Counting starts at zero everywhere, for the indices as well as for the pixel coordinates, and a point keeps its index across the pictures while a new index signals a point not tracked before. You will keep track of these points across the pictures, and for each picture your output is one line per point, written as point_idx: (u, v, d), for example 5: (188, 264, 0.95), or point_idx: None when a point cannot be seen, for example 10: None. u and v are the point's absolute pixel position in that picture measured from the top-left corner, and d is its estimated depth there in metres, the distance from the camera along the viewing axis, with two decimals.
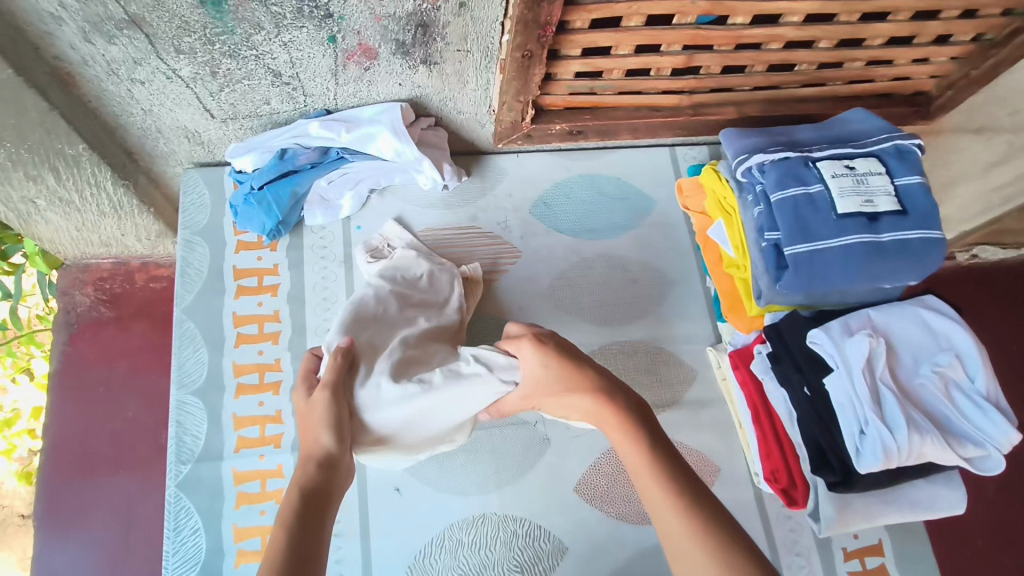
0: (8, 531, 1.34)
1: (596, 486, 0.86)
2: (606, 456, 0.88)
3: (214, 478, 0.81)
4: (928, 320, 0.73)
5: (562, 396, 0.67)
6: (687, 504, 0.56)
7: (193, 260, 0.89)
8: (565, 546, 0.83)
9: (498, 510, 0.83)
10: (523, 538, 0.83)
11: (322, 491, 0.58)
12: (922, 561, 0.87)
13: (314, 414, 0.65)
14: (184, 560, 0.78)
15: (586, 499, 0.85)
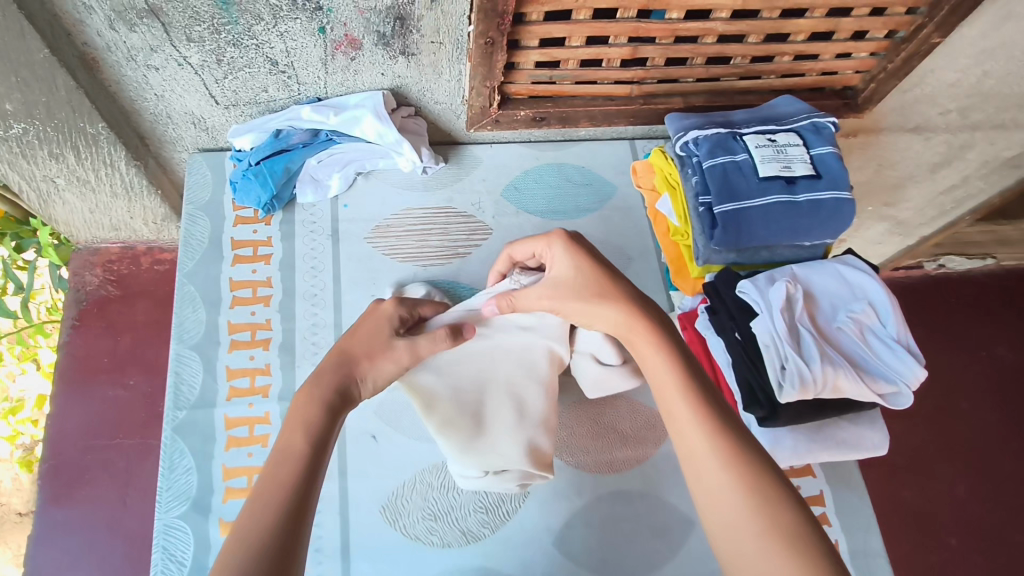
0: (5, 527, 1.40)
1: (557, 438, 0.94)
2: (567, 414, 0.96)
3: (207, 423, 0.88)
4: (844, 273, 0.82)
5: (589, 313, 0.75)
6: (687, 400, 0.63)
7: (195, 232, 0.99)
8: (527, 491, 0.90)
9: None
10: None
11: (337, 412, 0.66)
12: (862, 511, 0.94)
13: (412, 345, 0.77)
14: (176, 496, 0.84)
15: None
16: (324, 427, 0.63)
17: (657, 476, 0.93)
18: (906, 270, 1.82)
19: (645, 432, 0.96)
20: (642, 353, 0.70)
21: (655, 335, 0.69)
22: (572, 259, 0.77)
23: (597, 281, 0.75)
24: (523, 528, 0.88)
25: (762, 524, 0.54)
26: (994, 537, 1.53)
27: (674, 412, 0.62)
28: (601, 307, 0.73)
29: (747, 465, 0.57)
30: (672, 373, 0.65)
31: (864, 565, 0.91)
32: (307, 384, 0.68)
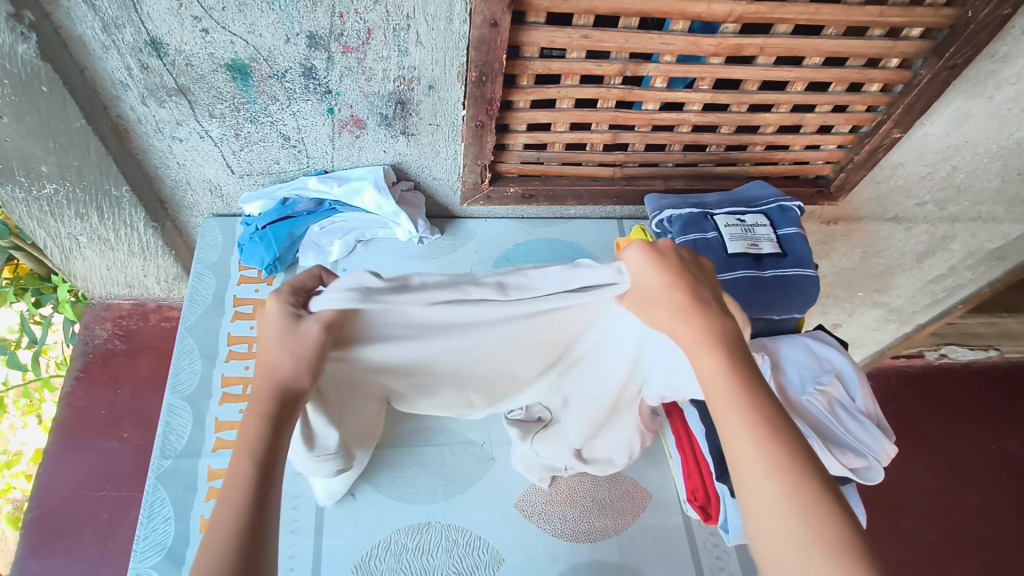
0: None
1: (534, 504, 0.94)
2: (545, 478, 0.97)
3: (190, 472, 0.91)
4: (812, 346, 0.85)
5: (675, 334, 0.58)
6: (746, 420, 0.50)
7: (200, 289, 1.06)
8: (502, 557, 0.89)
9: (442, 519, 0.91)
10: (464, 546, 0.90)
11: (281, 420, 0.55)
12: None
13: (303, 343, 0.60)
14: (152, 546, 0.85)
15: (525, 515, 0.93)
16: (263, 441, 0.52)
17: (634, 550, 0.92)
18: (906, 358, 1.81)
19: (625, 501, 0.96)
20: (691, 352, 0.56)
21: (705, 329, 0.56)
22: (659, 269, 0.59)
23: (678, 293, 0.58)
24: None
25: (828, 561, 0.44)
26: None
27: (727, 426, 0.51)
28: (683, 322, 0.57)
29: (819, 501, 0.46)
30: (730, 385, 0.53)
31: None
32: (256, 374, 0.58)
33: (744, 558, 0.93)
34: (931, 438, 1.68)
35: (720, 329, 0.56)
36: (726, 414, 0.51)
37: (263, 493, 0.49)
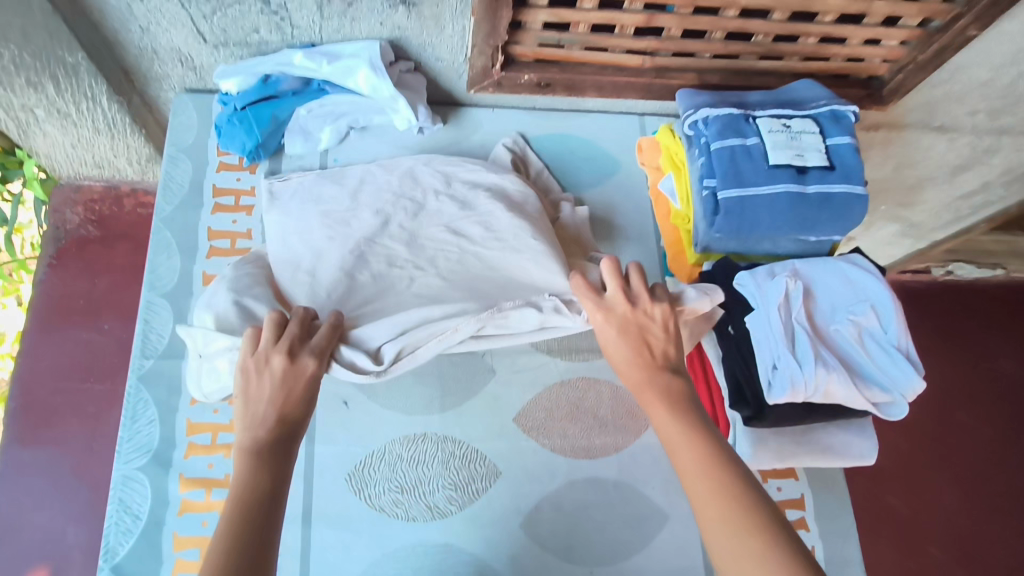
0: None
1: (535, 418, 0.91)
2: (545, 392, 0.93)
3: (174, 374, 0.86)
4: (848, 272, 0.78)
5: (612, 350, 0.66)
6: (704, 455, 0.58)
7: (176, 174, 0.96)
8: (499, 471, 0.87)
9: (438, 431, 0.88)
10: (461, 459, 0.87)
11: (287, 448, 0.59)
12: (836, 517, 0.94)
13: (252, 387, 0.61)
14: (136, 448, 0.82)
15: (525, 429, 0.90)
16: (275, 469, 0.57)
17: (635, 469, 0.90)
18: (915, 274, 1.76)
19: (622, 420, 0.93)
20: (653, 410, 0.62)
21: (662, 387, 0.63)
22: (608, 329, 0.67)
23: (633, 322, 0.66)
24: (490, 515, 0.85)
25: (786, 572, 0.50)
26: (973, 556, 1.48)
27: (687, 473, 0.58)
28: (626, 349, 0.65)
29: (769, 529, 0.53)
30: (694, 440, 0.59)
31: (838, 573, 0.91)
32: (248, 409, 0.60)
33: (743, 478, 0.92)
34: (929, 357, 1.67)
35: (674, 388, 0.63)
36: (692, 475, 0.57)
37: (261, 529, 0.53)
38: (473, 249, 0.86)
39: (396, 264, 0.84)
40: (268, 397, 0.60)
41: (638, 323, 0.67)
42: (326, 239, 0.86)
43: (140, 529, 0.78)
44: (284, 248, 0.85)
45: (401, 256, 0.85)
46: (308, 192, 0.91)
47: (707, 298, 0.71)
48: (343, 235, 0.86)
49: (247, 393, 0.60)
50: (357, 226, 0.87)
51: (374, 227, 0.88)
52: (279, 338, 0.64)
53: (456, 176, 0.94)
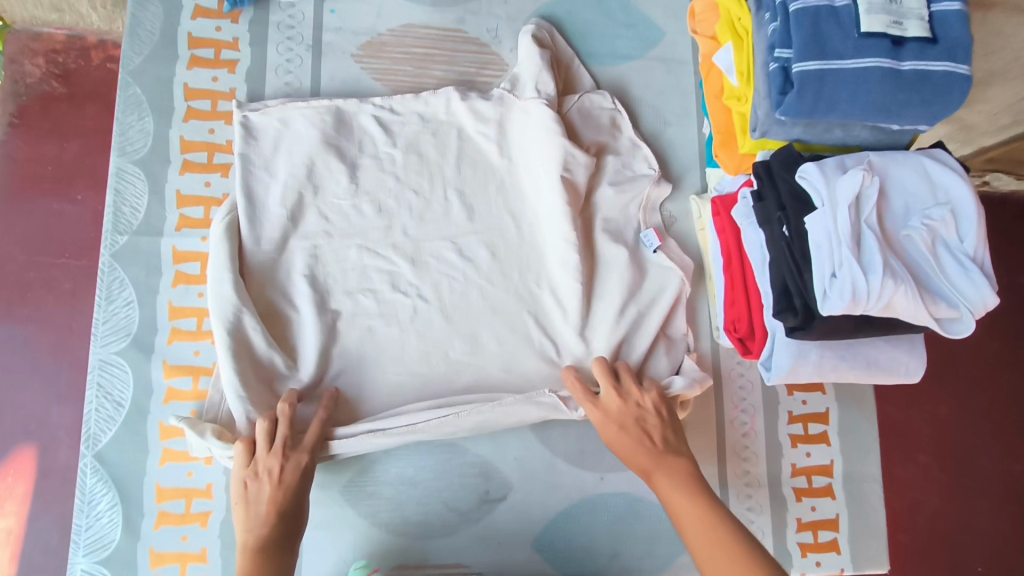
0: None
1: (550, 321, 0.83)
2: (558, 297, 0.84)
3: (153, 252, 0.77)
4: (929, 170, 0.67)
5: (617, 433, 0.72)
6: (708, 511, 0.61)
7: (145, 20, 0.83)
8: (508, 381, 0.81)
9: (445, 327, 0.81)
10: (468, 358, 0.80)
11: (288, 543, 0.64)
12: (863, 433, 0.88)
13: (247, 497, 0.65)
14: (114, 331, 0.74)
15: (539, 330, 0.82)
16: (278, 562, 0.62)
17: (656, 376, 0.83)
18: None
19: None
20: (661, 479, 0.67)
21: (674, 469, 0.67)
22: (606, 425, 0.72)
23: (645, 456, 0.69)
24: None
25: None
26: (962, 484, 1.20)
27: (688, 528, 0.61)
28: (630, 429, 0.71)
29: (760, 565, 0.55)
30: (702, 500, 0.63)
31: (857, 489, 0.86)
32: (249, 506, 0.65)
33: (769, 388, 0.86)
34: None
35: (683, 466, 0.68)
36: (697, 530, 0.61)
37: None
38: (480, 228, 0.84)
39: (387, 242, 0.82)
40: (265, 500, 0.65)
41: (631, 426, 0.71)
42: (312, 205, 0.81)
43: (123, 416, 0.73)
44: (268, 215, 0.79)
45: (399, 229, 0.83)
46: (291, 135, 0.82)
47: (695, 386, 0.79)
48: (323, 199, 0.82)
49: (246, 496, 0.65)
50: (342, 187, 0.82)
51: (381, 184, 0.84)
52: (273, 442, 0.68)
53: (466, 123, 0.86)
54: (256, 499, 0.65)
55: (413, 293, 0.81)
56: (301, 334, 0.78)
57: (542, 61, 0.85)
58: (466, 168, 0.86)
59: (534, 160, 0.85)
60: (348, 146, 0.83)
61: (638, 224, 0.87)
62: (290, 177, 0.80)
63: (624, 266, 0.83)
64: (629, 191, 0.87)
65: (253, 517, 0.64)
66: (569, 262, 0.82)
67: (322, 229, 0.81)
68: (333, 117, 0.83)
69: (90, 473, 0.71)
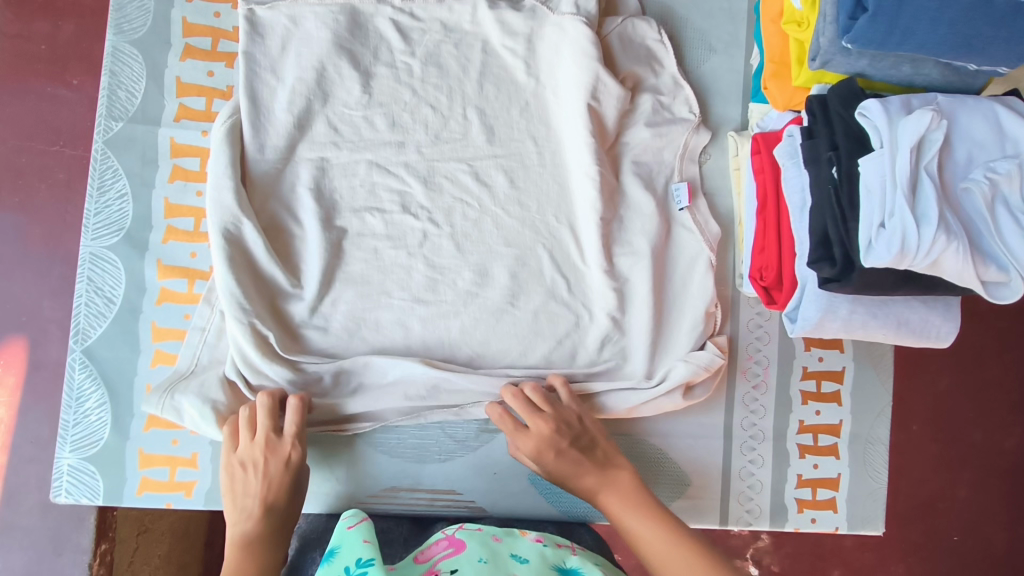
0: None
1: (566, 254, 0.78)
2: (575, 229, 0.78)
3: (149, 143, 0.72)
4: (1001, 119, 0.61)
5: (551, 462, 0.66)
6: (660, 523, 0.57)
7: None
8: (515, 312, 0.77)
9: (452, 249, 0.76)
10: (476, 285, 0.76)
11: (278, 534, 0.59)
12: (876, 396, 0.85)
13: (235, 486, 0.61)
14: (105, 223, 0.70)
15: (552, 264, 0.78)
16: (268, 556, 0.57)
17: (671, 320, 0.79)
18: None
19: (664, 266, 0.80)
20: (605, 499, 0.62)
21: (622, 484, 0.63)
22: (542, 452, 0.66)
23: (583, 480, 0.64)
24: (504, 347, 0.75)
25: None
26: (950, 455, 1.18)
27: (642, 543, 0.57)
28: (563, 453, 0.66)
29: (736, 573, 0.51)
30: (655, 510, 0.59)
31: (862, 451, 0.84)
32: (236, 498, 0.60)
33: (786, 341, 0.83)
34: None
35: (626, 482, 0.63)
36: (653, 543, 0.56)
37: None
38: (500, 152, 0.79)
39: (399, 159, 0.77)
40: (254, 492, 0.60)
41: (568, 449, 0.66)
42: (322, 112, 0.75)
43: (113, 313, 0.70)
44: (274, 118, 0.74)
45: (412, 147, 0.77)
46: (299, 37, 0.75)
47: (697, 371, 0.75)
48: (333, 109, 0.76)
49: (234, 489, 0.61)
50: (353, 96, 0.76)
51: (396, 90, 0.78)
52: (256, 429, 0.64)
53: (493, 34, 0.80)
54: (244, 490, 0.60)
55: (424, 218, 0.76)
56: (304, 253, 0.74)
57: None
58: (489, 85, 0.79)
59: (564, 84, 0.79)
60: (362, 52, 0.77)
61: (671, 171, 0.81)
62: (298, 82, 0.74)
63: (651, 213, 0.79)
64: (665, 135, 0.81)
65: (242, 510, 0.59)
66: (590, 198, 0.77)
67: (331, 140, 0.76)
68: (347, 18, 0.76)
69: (79, 368, 0.69)
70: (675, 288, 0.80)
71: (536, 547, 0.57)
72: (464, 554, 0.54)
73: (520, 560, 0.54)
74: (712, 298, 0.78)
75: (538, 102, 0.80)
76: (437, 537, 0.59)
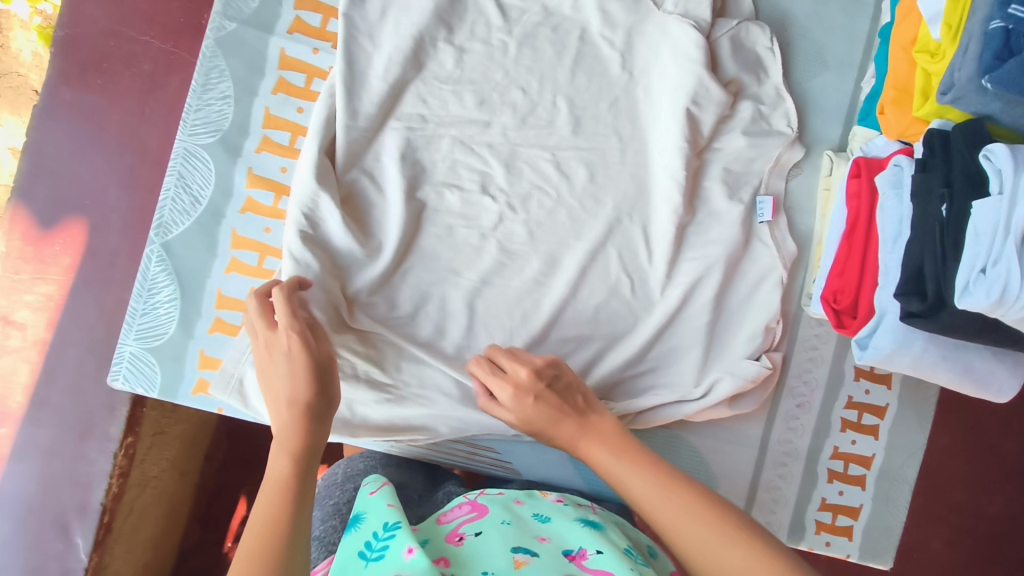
0: None
1: (637, 247, 0.77)
2: (653, 225, 0.77)
3: (258, 49, 0.71)
4: None
5: (529, 413, 0.59)
6: (648, 469, 0.50)
7: None
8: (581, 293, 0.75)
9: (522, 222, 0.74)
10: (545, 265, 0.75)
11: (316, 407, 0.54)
12: (912, 438, 0.85)
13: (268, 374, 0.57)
14: (204, 122, 0.70)
15: (622, 256, 0.76)
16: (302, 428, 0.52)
17: (731, 329, 0.78)
18: None
19: (733, 276, 0.78)
20: (588, 448, 0.55)
21: (607, 426, 0.56)
22: (515, 401, 0.59)
23: (561, 425, 0.57)
24: (569, 320, 0.75)
25: None
26: (932, 508, 1.18)
27: (630, 489, 0.50)
28: (538, 401, 0.58)
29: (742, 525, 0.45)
30: (642, 455, 0.52)
31: (886, 488, 0.84)
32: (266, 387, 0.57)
33: (837, 368, 0.83)
34: None
35: (609, 426, 0.56)
36: (643, 493, 0.49)
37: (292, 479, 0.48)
38: (585, 145, 0.76)
39: (483, 139, 0.74)
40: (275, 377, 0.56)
41: (544, 394, 0.59)
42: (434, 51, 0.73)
43: (197, 214, 0.70)
44: (368, 84, 0.70)
45: (498, 127, 0.75)
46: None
47: (739, 387, 0.74)
48: (424, 80, 0.73)
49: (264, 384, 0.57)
50: (446, 70, 0.73)
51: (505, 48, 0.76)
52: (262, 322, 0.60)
53: (593, 23, 0.76)
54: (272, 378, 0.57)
55: (501, 201, 0.74)
56: (381, 221, 0.72)
57: None
58: (582, 73, 0.76)
59: (660, 87, 0.77)
60: (459, 25, 0.74)
61: (758, 182, 0.79)
62: (394, 50, 0.71)
63: (733, 222, 0.77)
64: (761, 147, 0.79)
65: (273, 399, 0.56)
66: (673, 200, 0.75)
67: (418, 113, 0.73)
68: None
69: (156, 261, 0.70)
70: (738, 301, 0.78)
71: (555, 506, 0.60)
72: (488, 517, 0.55)
73: (541, 519, 0.57)
74: (775, 314, 0.77)
75: (634, 102, 0.77)
76: (457, 502, 0.59)
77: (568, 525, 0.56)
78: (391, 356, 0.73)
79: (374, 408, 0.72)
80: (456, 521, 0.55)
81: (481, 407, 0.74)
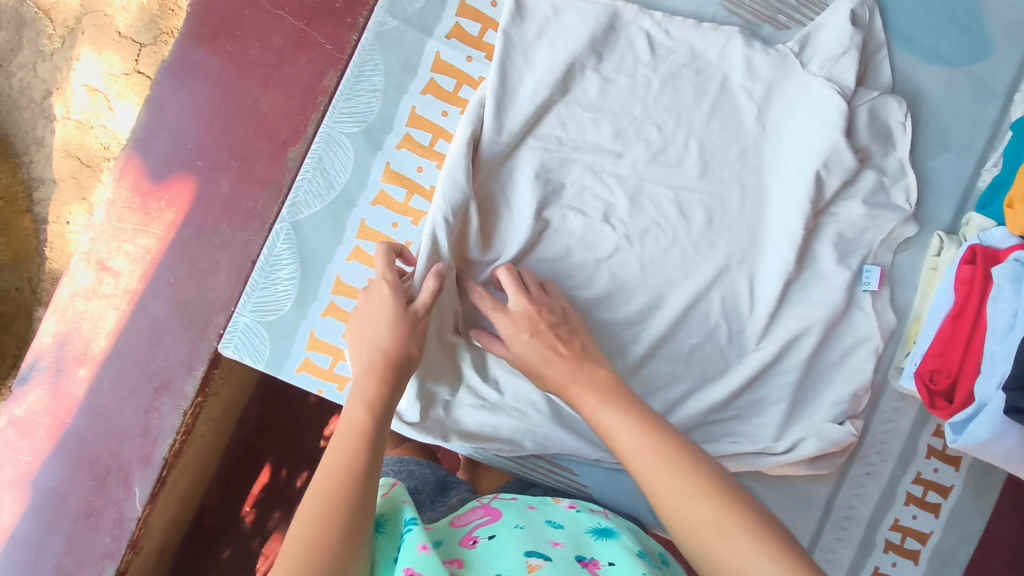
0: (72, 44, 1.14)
1: (739, 294, 0.77)
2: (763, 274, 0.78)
3: (416, 48, 0.74)
4: None
5: (526, 347, 0.63)
6: (628, 412, 0.54)
7: None
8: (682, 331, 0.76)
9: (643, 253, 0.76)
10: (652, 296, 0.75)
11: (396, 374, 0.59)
12: (971, 524, 0.86)
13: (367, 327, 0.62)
14: (353, 111, 0.72)
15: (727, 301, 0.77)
16: (376, 388, 0.57)
17: (819, 390, 0.79)
18: None
19: (830, 337, 0.79)
20: (577, 392, 0.59)
21: (600, 375, 0.59)
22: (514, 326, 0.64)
23: (558, 365, 0.61)
24: (668, 356, 0.76)
25: (757, 522, 0.45)
26: None
27: (611, 432, 0.54)
28: (538, 341, 0.63)
29: (702, 468, 0.49)
30: (629, 402, 0.56)
31: (939, 568, 0.85)
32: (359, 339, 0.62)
33: (911, 443, 0.85)
34: None
35: (607, 376, 0.59)
36: (623, 437, 0.53)
37: (370, 437, 0.52)
38: (707, 190, 0.77)
39: (612, 169, 0.76)
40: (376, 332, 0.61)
41: (546, 335, 0.63)
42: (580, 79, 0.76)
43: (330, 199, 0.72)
44: (517, 102, 0.72)
45: (629, 161, 0.76)
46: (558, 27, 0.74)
47: (823, 450, 0.75)
48: (568, 104, 0.75)
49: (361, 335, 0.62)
50: (589, 97, 0.76)
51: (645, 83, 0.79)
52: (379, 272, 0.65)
53: (736, 74, 0.78)
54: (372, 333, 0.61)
55: (620, 231, 0.75)
56: (506, 233, 0.73)
57: (850, 45, 0.78)
58: (717, 120, 0.78)
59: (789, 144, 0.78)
60: (609, 55, 0.76)
61: (866, 251, 0.80)
62: (546, 72, 0.73)
63: (839, 286, 0.78)
64: (877, 218, 0.80)
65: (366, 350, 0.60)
66: (785, 257, 0.77)
67: (556, 135, 0.75)
68: (607, 20, 0.76)
69: (283, 238, 0.71)
70: (830, 364, 0.79)
71: (569, 514, 0.62)
72: (501, 521, 0.56)
73: (555, 526, 0.58)
74: (865, 384, 0.78)
75: (760, 154, 0.79)
76: (471, 506, 0.61)
77: (581, 534, 0.58)
78: (495, 367, 0.74)
79: (473, 415, 0.73)
80: (471, 524, 0.57)
81: (573, 427, 0.75)
